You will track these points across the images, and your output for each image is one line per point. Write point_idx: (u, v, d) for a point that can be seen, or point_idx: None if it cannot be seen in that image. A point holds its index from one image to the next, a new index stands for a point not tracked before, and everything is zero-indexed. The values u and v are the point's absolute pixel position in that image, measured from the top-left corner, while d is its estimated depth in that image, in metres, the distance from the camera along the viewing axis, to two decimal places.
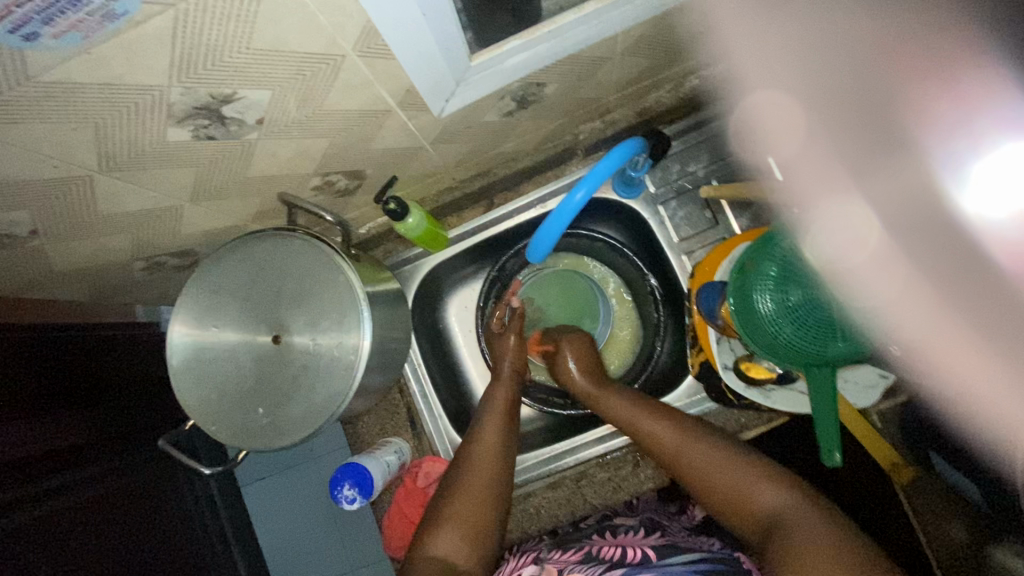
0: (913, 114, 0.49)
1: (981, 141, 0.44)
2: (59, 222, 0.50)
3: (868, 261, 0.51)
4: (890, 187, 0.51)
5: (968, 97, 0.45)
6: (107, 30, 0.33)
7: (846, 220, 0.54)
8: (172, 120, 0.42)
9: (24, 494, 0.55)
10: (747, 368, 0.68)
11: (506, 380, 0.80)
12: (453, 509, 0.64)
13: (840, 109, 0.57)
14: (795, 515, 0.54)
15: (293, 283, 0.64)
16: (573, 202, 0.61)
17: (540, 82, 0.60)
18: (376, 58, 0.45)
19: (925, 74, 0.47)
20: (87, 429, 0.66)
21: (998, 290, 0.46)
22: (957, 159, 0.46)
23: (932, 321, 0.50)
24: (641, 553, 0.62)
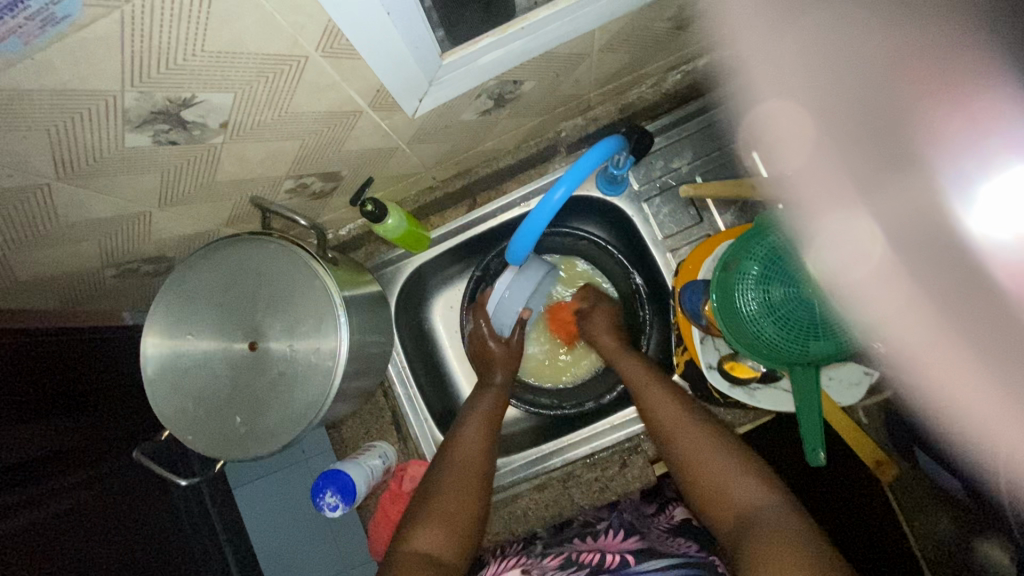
0: (922, 131, 0.49)
1: (991, 161, 0.44)
2: (21, 232, 0.49)
3: (869, 276, 0.52)
4: (894, 207, 0.52)
5: (980, 119, 0.45)
6: (49, 35, 0.31)
7: (852, 234, 0.54)
8: (130, 125, 0.41)
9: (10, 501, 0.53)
10: (731, 367, 0.68)
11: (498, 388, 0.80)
12: (437, 509, 0.63)
13: (846, 124, 0.58)
14: (764, 513, 0.54)
15: (268, 288, 0.62)
16: (552, 201, 0.60)
17: (516, 79, 0.58)
18: (342, 58, 0.43)
19: (935, 91, 0.48)
20: (80, 432, 0.65)
21: (995, 310, 0.47)
22: (967, 180, 0.46)
23: (934, 336, 0.52)
24: (619, 557, 0.60)
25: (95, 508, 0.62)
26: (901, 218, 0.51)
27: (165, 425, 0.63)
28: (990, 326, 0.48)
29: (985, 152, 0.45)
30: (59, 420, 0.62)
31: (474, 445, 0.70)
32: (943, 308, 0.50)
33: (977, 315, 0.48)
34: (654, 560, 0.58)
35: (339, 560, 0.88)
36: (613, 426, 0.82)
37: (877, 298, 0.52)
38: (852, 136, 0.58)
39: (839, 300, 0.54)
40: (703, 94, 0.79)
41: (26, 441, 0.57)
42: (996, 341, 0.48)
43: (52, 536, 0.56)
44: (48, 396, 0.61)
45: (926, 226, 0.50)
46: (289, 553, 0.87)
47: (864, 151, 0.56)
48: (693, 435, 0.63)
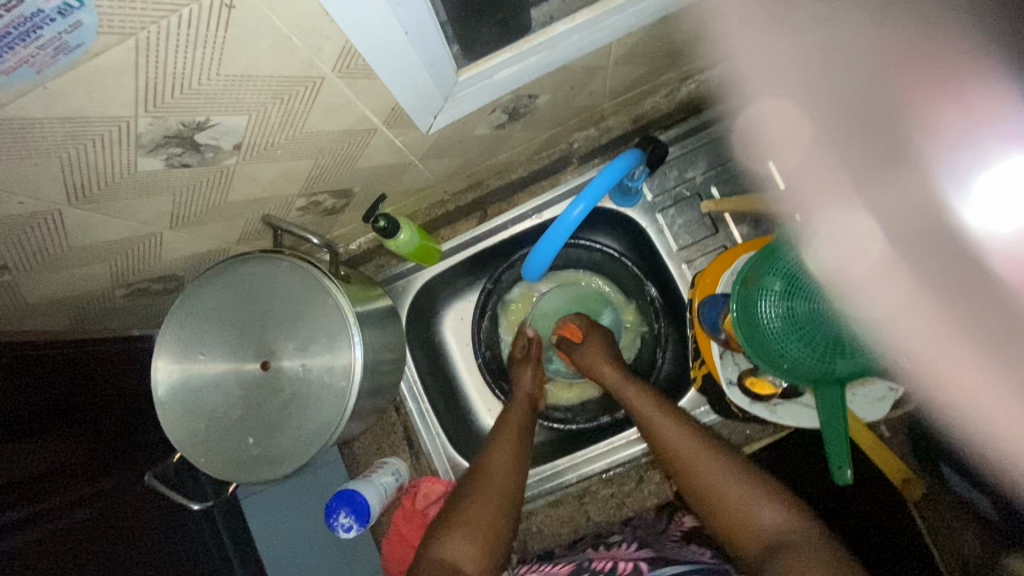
0: (914, 124, 0.49)
1: (986, 151, 0.43)
2: (31, 256, 0.48)
3: (868, 274, 0.53)
4: (894, 201, 0.52)
5: (974, 108, 0.44)
6: (61, 64, 0.30)
7: (850, 229, 0.56)
8: (142, 150, 0.40)
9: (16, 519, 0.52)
10: (752, 383, 0.66)
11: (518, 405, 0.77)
12: (463, 518, 0.62)
13: (842, 122, 0.59)
14: (800, 540, 0.52)
15: (280, 307, 0.61)
16: (571, 217, 0.58)
17: (532, 94, 0.57)
18: (357, 78, 0.42)
19: (932, 84, 0.47)
20: (91, 451, 0.64)
21: (1000, 309, 0.45)
22: (962, 167, 0.45)
23: (934, 334, 0.50)
24: (632, 565, 0.60)
25: (106, 526, 0.61)
26: (900, 214, 0.52)
27: (177, 447, 0.62)
28: (995, 327, 0.45)
29: (981, 143, 0.44)
30: (68, 435, 0.61)
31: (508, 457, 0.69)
32: (944, 305, 0.49)
33: (981, 314, 0.46)
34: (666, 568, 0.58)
35: None
36: (629, 440, 0.79)
37: (877, 295, 0.52)
38: (849, 130, 0.58)
39: (844, 300, 0.54)
40: (717, 103, 0.78)
41: (34, 455, 0.56)
42: (998, 344, 0.46)
43: (62, 552, 0.55)
44: (52, 410, 0.60)
45: (923, 220, 0.50)
46: None
47: (863, 147, 0.57)
48: (713, 465, 0.60)
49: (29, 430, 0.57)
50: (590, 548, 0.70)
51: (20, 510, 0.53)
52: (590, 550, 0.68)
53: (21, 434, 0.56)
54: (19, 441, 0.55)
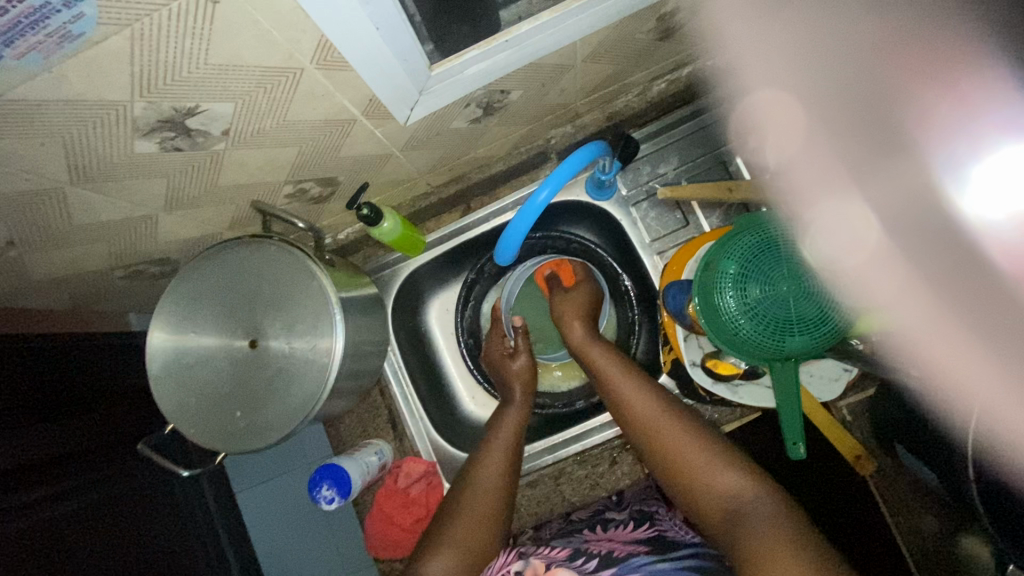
0: (912, 114, 0.53)
1: (983, 143, 0.46)
2: (36, 233, 0.52)
3: (865, 260, 0.56)
4: (889, 191, 0.57)
5: (968, 99, 0.47)
6: (65, 51, 0.34)
7: (849, 220, 0.59)
8: (138, 133, 0.44)
9: (14, 502, 0.56)
10: (714, 365, 0.71)
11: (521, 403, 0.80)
12: (450, 533, 0.64)
13: (838, 111, 0.63)
14: (754, 506, 0.55)
15: (267, 289, 0.65)
16: (537, 202, 0.63)
17: (504, 89, 0.61)
18: (334, 70, 0.46)
19: (928, 75, 0.50)
20: (85, 433, 0.68)
21: (988, 289, 0.48)
22: (959, 161, 0.49)
23: (931, 321, 0.54)
24: (628, 549, 0.61)
25: (97, 509, 0.65)
26: (900, 201, 0.56)
27: (169, 420, 0.65)
28: (981, 305, 0.49)
29: (976, 134, 0.47)
30: (62, 422, 0.65)
31: (493, 474, 0.71)
32: (937, 282, 0.53)
33: (975, 295, 0.50)
34: (660, 554, 0.59)
35: (340, 556, 0.90)
36: (602, 423, 0.83)
37: (875, 283, 0.56)
38: (847, 124, 0.63)
39: (836, 285, 0.58)
40: (688, 100, 0.82)
41: (29, 442, 0.60)
42: (992, 321, 0.48)
43: (58, 533, 0.59)
44: (49, 390, 0.64)
45: (921, 207, 0.54)
46: (289, 549, 0.90)
47: (864, 138, 0.61)
48: (671, 430, 0.64)
49: (25, 418, 0.60)
50: (585, 529, 0.70)
51: (15, 496, 0.56)
52: (586, 532, 0.69)
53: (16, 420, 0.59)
54: (15, 427, 0.58)
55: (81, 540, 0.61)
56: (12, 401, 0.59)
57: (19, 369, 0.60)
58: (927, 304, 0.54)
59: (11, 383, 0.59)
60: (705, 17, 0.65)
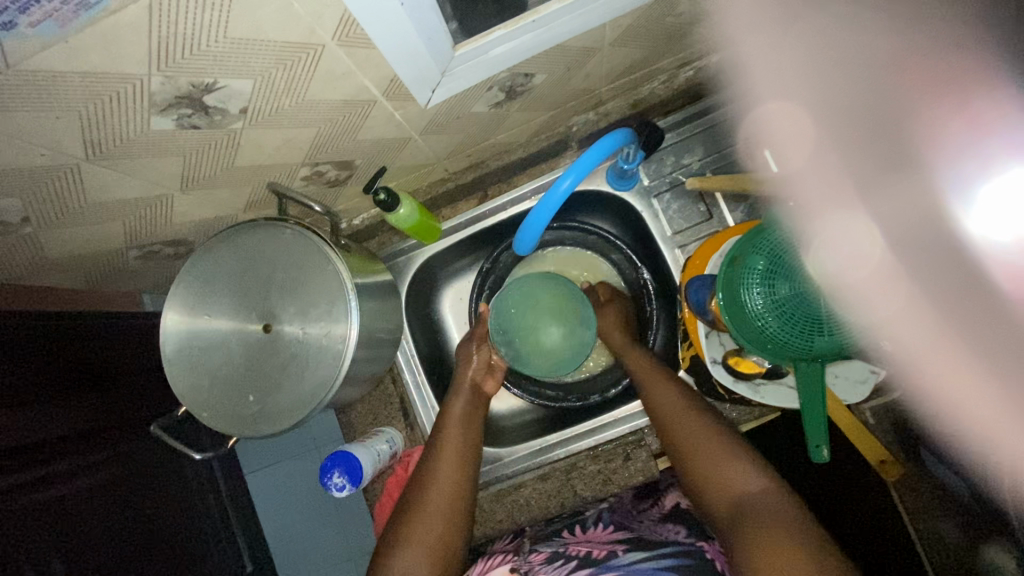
0: (922, 127, 0.45)
1: (984, 156, 0.41)
2: (51, 210, 0.51)
3: (869, 277, 0.51)
4: (898, 206, 0.48)
5: (981, 118, 0.41)
6: (82, 19, 0.33)
7: (854, 231, 0.52)
8: (155, 109, 0.43)
9: (26, 478, 0.56)
10: (736, 362, 0.68)
11: (467, 393, 0.78)
12: (412, 533, 0.63)
13: (844, 121, 0.56)
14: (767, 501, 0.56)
15: (283, 273, 0.64)
16: (559, 190, 0.61)
17: (527, 73, 0.59)
18: (357, 47, 0.45)
19: (940, 94, 0.44)
20: (102, 410, 0.68)
21: (991, 309, 0.43)
22: (963, 178, 0.42)
23: (936, 343, 0.49)
24: (608, 550, 0.60)
25: (111, 486, 0.65)
26: (898, 217, 0.48)
27: (182, 401, 0.65)
28: (991, 329, 0.44)
29: (985, 150, 0.41)
30: (74, 400, 0.64)
31: (450, 468, 0.69)
32: (948, 312, 0.46)
33: (974, 318, 0.44)
34: (640, 553, 0.58)
35: (349, 541, 0.90)
36: (616, 419, 0.82)
37: (875, 301, 0.51)
38: (859, 134, 0.54)
39: (840, 301, 0.53)
40: (695, 102, 0.80)
41: (39, 420, 0.59)
42: (994, 347, 0.44)
43: (69, 512, 0.59)
44: (67, 369, 0.64)
45: (919, 224, 0.46)
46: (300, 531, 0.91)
47: (867, 154, 0.53)
48: (693, 426, 0.65)
49: (36, 397, 0.59)
50: (563, 532, 0.69)
51: (26, 473, 0.56)
52: (565, 536, 0.68)
53: (38, 396, 0.60)
54: (24, 404, 0.58)
55: (95, 514, 0.61)
56: (36, 376, 0.60)
57: (34, 346, 0.60)
58: (932, 328, 0.48)
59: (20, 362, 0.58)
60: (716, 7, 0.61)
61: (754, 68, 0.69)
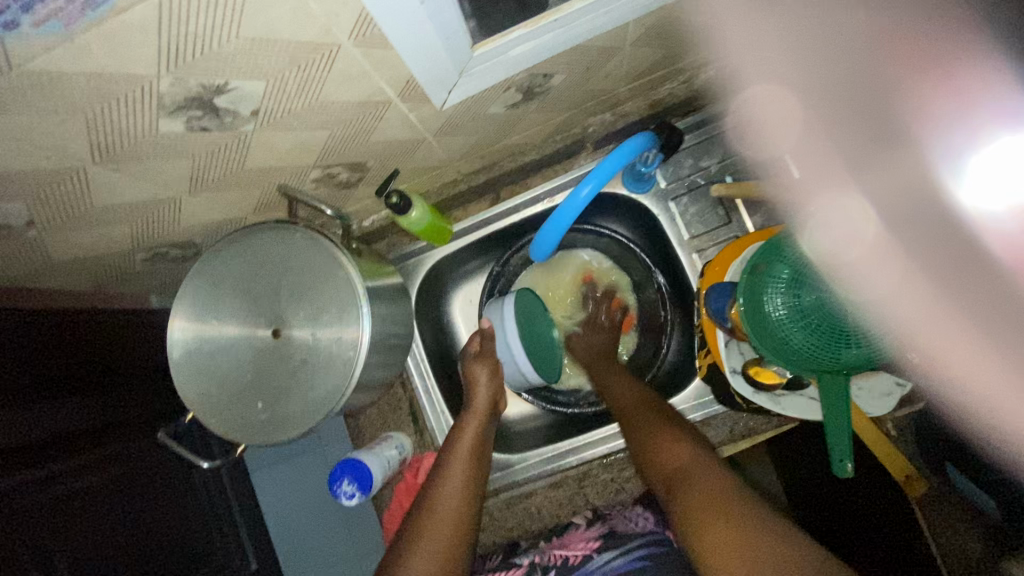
0: (908, 105, 0.49)
1: (977, 130, 0.43)
2: (56, 214, 0.50)
3: (868, 254, 0.53)
4: (889, 183, 0.54)
5: (966, 95, 0.43)
6: (88, 19, 0.31)
7: (847, 214, 0.57)
8: (164, 111, 0.41)
9: (35, 476, 0.55)
10: (757, 372, 0.66)
11: (480, 413, 0.73)
12: (410, 568, 0.57)
13: (836, 108, 0.61)
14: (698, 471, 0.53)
15: (292, 277, 0.63)
16: (578, 198, 0.59)
17: (546, 73, 0.57)
18: (373, 47, 0.43)
19: (924, 68, 0.46)
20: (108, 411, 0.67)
21: (987, 280, 0.46)
22: (954, 152, 0.46)
23: (931, 317, 0.50)
24: (583, 551, 0.62)
25: (116, 488, 0.64)
26: (894, 196, 0.53)
27: (189, 407, 0.64)
28: (984, 295, 0.47)
29: (974, 123, 0.43)
30: (76, 398, 0.63)
31: (456, 495, 0.64)
32: (940, 282, 0.49)
33: (971, 286, 0.47)
34: (612, 550, 0.60)
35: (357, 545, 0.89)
36: None
37: (875, 277, 0.52)
38: (842, 120, 0.61)
39: (840, 284, 0.53)
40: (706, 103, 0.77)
41: (42, 419, 0.58)
42: (991, 312, 0.47)
43: (74, 509, 0.58)
44: (71, 370, 0.63)
45: (914, 202, 0.52)
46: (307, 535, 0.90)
47: (851, 133, 0.60)
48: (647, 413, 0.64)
49: (38, 394, 0.58)
50: (542, 542, 0.70)
51: (35, 471, 0.55)
52: (543, 543, 0.69)
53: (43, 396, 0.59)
54: (26, 403, 0.56)
55: (99, 516, 0.60)
56: (41, 376, 0.58)
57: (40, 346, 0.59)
58: (930, 300, 0.50)
59: (19, 360, 0.56)
60: (728, 14, 0.60)
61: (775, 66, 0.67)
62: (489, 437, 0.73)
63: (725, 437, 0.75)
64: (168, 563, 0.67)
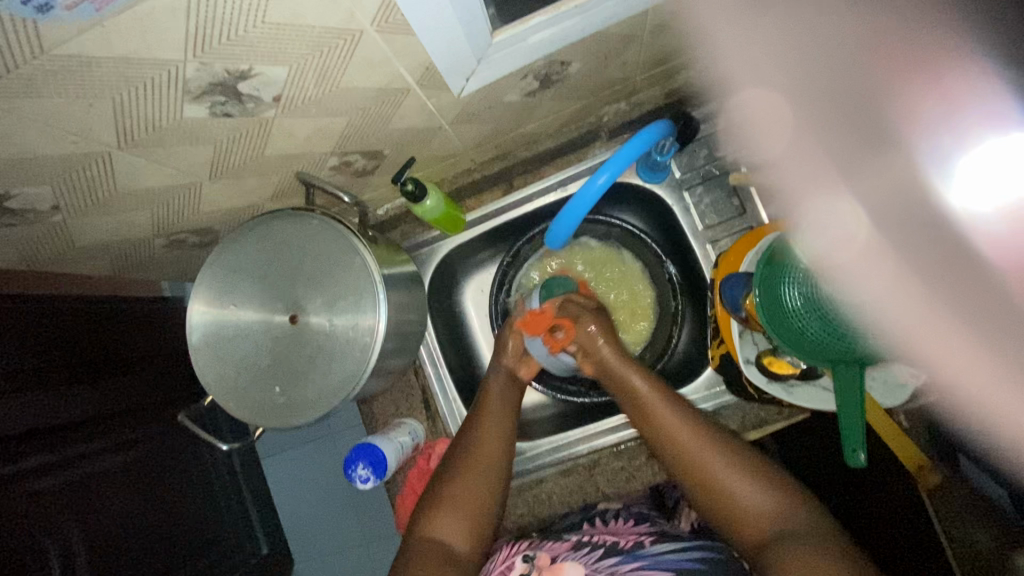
0: (895, 108, 0.54)
1: (965, 136, 0.46)
2: (80, 198, 0.50)
3: (856, 260, 0.53)
4: (879, 183, 0.56)
5: (952, 93, 0.47)
6: (119, 2, 0.32)
7: (837, 216, 0.58)
8: (188, 96, 0.42)
9: (48, 459, 0.57)
10: (770, 363, 0.65)
11: (502, 375, 0.78)
12: (453, 495, 0.64)
13: (827, 109, 0.63)
14: (788, 524, 0.55)
15: (310, 264, 0.63)
16: (595, 185, 0.60)
17: (564, 61, 0.57)
18: (395, 34, 0.43)
19: (909, 76, 0.51)
20: (127, 394, 0.68)
21: (979, 285, 0.49)
22: (943, 154, 0.49)
23: (923, 314, 0.52)
24: (635, 540, 0.61)
25: (133, 469, 0.65)
26: (884, 198, 0.56)
27: (207, 392, 0.65)
28: (974, 296, 0.50)
29: (962, 128, 0.47)
30: (85, 383, 0.63)
31: (493, 434, 0.69)
32: (931, 282, 0.51)
33: (957, 283, 0.50)
34: (666, 545, 0.60)
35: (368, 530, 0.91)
36: None
37: (870, 280, 0.51)
38: (835, 122, 0.62)
39: (835, 285, 0.53)
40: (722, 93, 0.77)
41: (60, 403, 0.59)
42: (987, 313, 0.50)
43: (88, 491, 0.59)
44: (90, 356, 0.64)
45: (904, 203, 0.54)
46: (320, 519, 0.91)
47: (846, 135, 0.61)
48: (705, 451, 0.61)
49: (36, 381, 0.57)
50: (585, 524, 0.69)
51: (49, 454, 0.57)
52: (585, 526, 0.68)
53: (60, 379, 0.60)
54: (42, 387, 0.58)
55: (113, 498, 0.62)
56: (56, 359, 0.60)
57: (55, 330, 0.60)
58: (919, 300, 0.51)
59: (24, 347, 0.57)
60: (736, 18, 0.59)
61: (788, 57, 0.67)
62: (514, 402, 0.75)
63: (736, 426, 0.75)
64: (184, 544, 0.69)
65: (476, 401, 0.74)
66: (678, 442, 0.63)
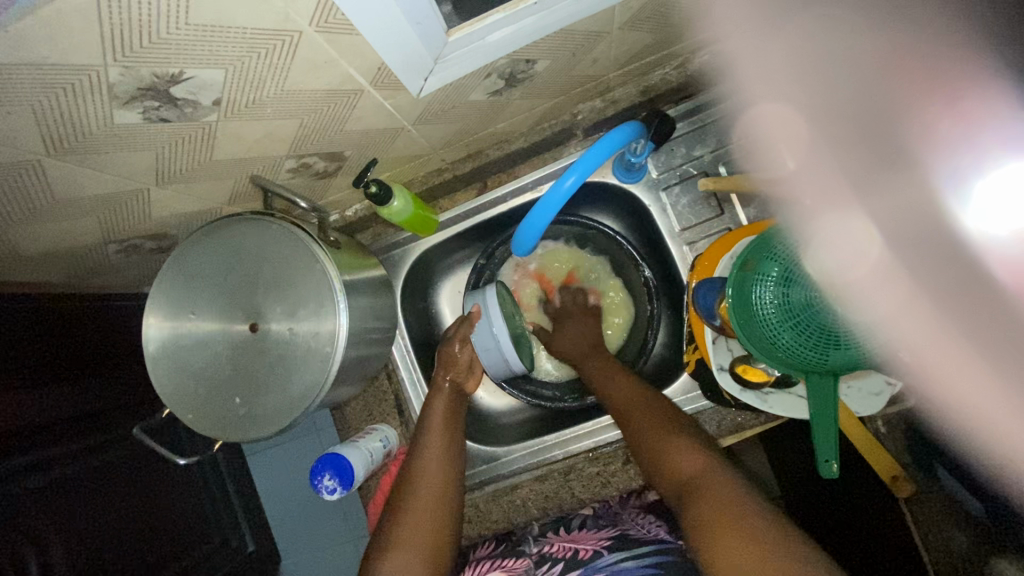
0: (916, 128, 0.51)
1: (986, 159, 0.45)
2: (15, 207, 0.48)
3: (869, 276, 0.49)
4: (893, 204, 0.53)
5: (968, 114, 0.46)
6: (17, 8, 0.29)
7: (849, 232, 0.52)
8: (116, 102, 0.39)
9: (30, 461, 0.55)
10: (744, 370, 0.65)
11: (445, 393, 0.76)
12: (401, 533, 0.61)
13: (841, 126, 0.60)
14: (711, 477, 0.53)
15: (268, 271, 0.61)
16: (562, 189, 0.57)
17: (529, 58, 0.55)
18: (339, 33, 0.41)
19: (929, 91, 0.49)
20: (98, 394, 0.67)
21: (994, 306, 0.48)
22: (962, 177, 0.47)
23: (934, 338, 0.50)
24: (593, 549, 0.60)
25: (111, 469, 0.64)
26: (898, 217, 0.52)
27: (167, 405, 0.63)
28: (990, 321, 0.48)
29: (981, 146, 0.45)
30: (54, 386, 0.61)
31: (436, 461, 0.67)
32: (943, 302, 0.49)
33: (971, 304, 0.49)
34: (623, 551, 0.58)
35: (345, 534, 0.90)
36: None
37: (881, 298, 0.49)
38: (851, 138, 0.59)
39: (841, 303, 0.50)
40: (700, 90, 0.74)
41: (35, 403, 0.58)
42: (1002, 341, 0.48)
43: (69, 492, 0.58)
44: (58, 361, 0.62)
45: (920, 223, 0.51)
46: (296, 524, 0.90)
47: (861, 153, 0.58)
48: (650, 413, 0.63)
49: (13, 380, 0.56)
50: (549, 533, 0.70)
51: (24, 457, 0.55)
52: (551, 535, 0.69)
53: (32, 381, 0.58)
54: (16, 388, 0.56)
55: (93, 500, 0.60)
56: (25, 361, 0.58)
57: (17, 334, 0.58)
58: (930, 322, 0.50)
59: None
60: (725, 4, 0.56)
61: (764, 55, 0.65)
62: (460, 417, 0.75)
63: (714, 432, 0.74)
64: (168, 547, 0.68)
65: (419, 430, 0.72)
66: (630, 402, 0.66)
